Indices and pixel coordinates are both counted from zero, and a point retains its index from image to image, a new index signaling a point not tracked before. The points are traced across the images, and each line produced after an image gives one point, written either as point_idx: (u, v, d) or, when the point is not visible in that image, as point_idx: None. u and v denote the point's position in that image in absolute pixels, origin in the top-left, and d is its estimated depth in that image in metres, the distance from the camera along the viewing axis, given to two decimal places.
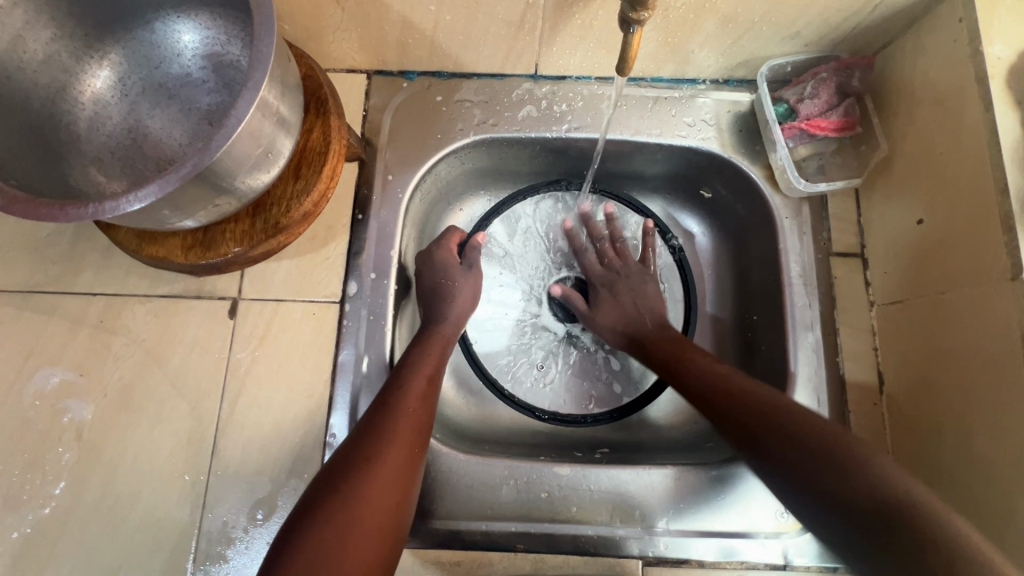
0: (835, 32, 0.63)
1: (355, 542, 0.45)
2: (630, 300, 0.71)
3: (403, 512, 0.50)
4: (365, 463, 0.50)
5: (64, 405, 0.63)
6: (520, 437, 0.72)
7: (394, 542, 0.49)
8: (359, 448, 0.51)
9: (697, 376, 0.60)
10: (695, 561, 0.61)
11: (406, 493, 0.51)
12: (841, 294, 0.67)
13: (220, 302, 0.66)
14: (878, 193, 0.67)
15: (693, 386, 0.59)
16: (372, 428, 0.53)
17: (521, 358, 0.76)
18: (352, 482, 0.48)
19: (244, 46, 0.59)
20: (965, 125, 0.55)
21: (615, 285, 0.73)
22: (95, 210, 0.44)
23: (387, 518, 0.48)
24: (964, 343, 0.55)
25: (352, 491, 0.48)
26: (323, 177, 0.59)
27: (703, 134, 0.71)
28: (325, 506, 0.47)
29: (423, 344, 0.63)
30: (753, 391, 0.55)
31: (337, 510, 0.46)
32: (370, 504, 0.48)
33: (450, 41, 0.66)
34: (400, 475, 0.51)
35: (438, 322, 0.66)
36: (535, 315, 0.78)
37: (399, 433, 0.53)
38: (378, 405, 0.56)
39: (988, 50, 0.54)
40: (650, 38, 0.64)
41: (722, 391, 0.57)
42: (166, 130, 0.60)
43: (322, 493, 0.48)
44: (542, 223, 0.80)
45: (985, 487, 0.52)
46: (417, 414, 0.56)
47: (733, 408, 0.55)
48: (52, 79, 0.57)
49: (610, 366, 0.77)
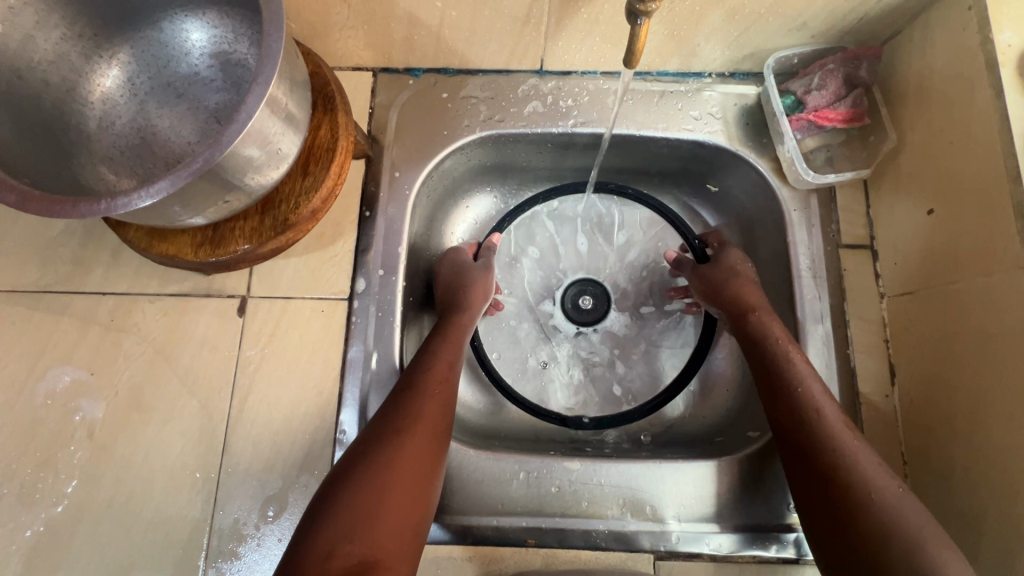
0: (842, 22, 0.63)
1: (386, 514, 0.47)
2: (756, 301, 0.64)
3: (433, 486, 0.51)
4: (392, 437, 0.51)
5: (75, 404, 0.64)
6: (529, 433, 0.72)
7: (425, 515, 0.50)
8: (385, 425, 0.52)
9: (797, 395, 0.56)
10: (708, 555, 0.61)
11: (434, 466, 0.52)
12: (851, 286, 0.66)
13: (229, 300, 0.66)
14: (888, 185, 0.66)
15: (786, 400, 0.56)
16: (398, 404, 0.54)
17: (530, 358, 0.76)
18: (378, 456, 0.49)
19: (252, 44, 0.59)
20: (976, 113, 0.55)
21: (728, 282, 0.67)
22: (107, 206, 0.44)
23: (414, 489, 0.49)
24: (979, 333, 0.54)
25: (379, 464, 0.49)
26: (331, 173, 0.59)
27: (710, 127, 0.70)
28: (354, 477, 0.48)
29: (442, 331, 0.64)
30: (853, 441, 0.52)
31: (366, 483, 0.48)
32: (397, 477, 0.49)
33: (456, 36, 0.66)
34: (427, 447, 0.52)
35: (458, 309, 0.67)
36: (549, 314, 0.78)
37: (423, 411, 0.54)
38: (403, 382, 0.57)
39: (998, 38, 0.53)
40: (656, 31, 0.64)
41: (811, 422, 0.54)
42: (175, 129, 0.61)
43: (350, 464, 0.49)
44: (558, 225, 0.81)
45: (1000, 478, 0.51)
46: (441, 393, 0.56)
47: (818, 441, 0.53)
48: (63, 79, 0.57)
49: (613, 371, 0.76)
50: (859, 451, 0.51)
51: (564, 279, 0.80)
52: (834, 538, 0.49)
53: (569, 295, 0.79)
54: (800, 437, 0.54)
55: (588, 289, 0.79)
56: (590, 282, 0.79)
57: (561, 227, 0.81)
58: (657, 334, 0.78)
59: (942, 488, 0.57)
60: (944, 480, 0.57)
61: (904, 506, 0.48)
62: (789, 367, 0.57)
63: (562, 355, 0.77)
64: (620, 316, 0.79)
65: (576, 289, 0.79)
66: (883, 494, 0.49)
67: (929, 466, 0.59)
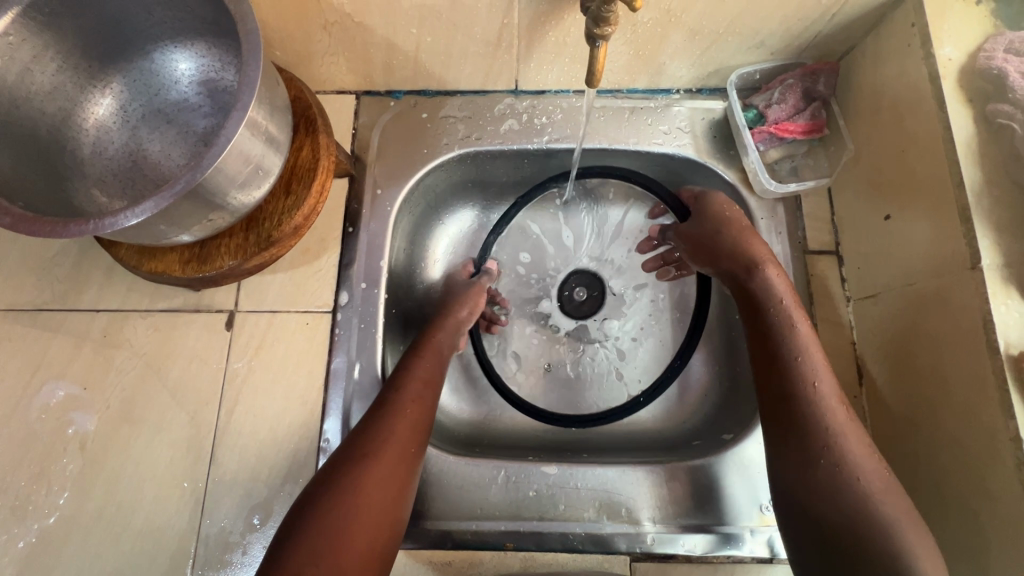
0: (798, 40, 0.66)
1: (352, 536, 0.49)
2: (760, 258, 0.62)
3: (402, 504, 0.54)
4: (360, 459, 0.53)
5: (69, 418, 0.66)
6: (516, 441, 0.73)
7: (394, 532, 0.53)
8: (355, 447, 0.54)
9: (786, 360, 0.56)
10: (683, 556, 0.62)
11: (406, 487, 0.55)
12: (818, 290, 0.68)
13: (217, 315, 0.69)
14: (849, 192, 0.69)
15: (778, 368, 0.56)
16: (369, 426, 0.56)
17: (528, 362, 0.79)
18: (346, 481, 0.51)
19: (236, 72, 0.63)
20: (922, 123, 0.58)
21: (730, 241, 0.64)
22: (95, 226, 0.47)
23: (381, 512, 0.52)
24: (933, 333, 0.56)
25: (346, 490, 0.51)
26: (312, 193, 0.62)
27: (679, 141, 0.73)
28: (321, 501, 0.50)
29: (419, 347, 0.66)
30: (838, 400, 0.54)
31: (333, 506, 0.50)
32: (364, 500, 0.51)
33: (432, 60, 0.69)
34: (395, 470, 0.54)
35: (434, 328, 0.68)
36: (547, 315, 0.81)
37: (394, 431, 0.56)
38: (379, 403, 0.59)
39: (939, 52, 0.57)
40: (622, 52, 0.67)
41: (799, 395, 0.54)
42: (164, 152, 0.64)
43: (318, 491, 0.51)
44: (545, 228, 0.84)
45: (958, 471, 0.53)
46: (413, 413, 0.58)
47: (806, 418, 0.53)
48: (59, 108, 0.60)
49: (614, 356, 0.79)
50: (847, 432, 0.52)
51: (557, 278, 0.82)
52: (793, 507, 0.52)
53: (564, 291, 0.82)
54: (787, 416, 0.54)
55: (582, 282, 0.82)
56: (586, 274, 0.82)
57: (547, 224, 0.84)
58: (652, 313, 0.80)
59: (910, 486, 0.58)
60: (910, 477, 0.58)
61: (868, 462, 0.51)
62: (789, 343, 0.57)
63: (561, 353, 0.79)
64: (615, 305, 0.81)
65: (571, 283, 0.82)
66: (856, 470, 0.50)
67: (896, 464, 0.60)
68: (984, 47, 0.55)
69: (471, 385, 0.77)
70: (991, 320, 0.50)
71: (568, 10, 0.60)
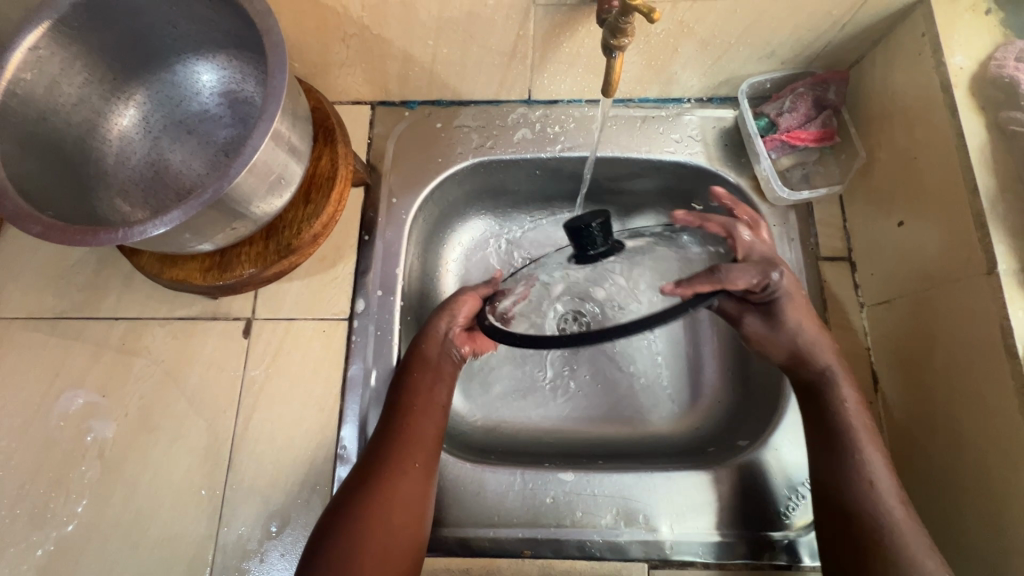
0: (808, 50, 0.67)
1: (365, 560, 0.51)
2: (823, 358, 0.61)
3: (422, 519, 0.56)
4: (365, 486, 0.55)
5: (87, 425, 0.66)
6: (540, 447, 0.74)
7: (418, 540, 0.55)
8: (360, 473, 0.57)
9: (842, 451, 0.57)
10: (701, 564, 0.62)
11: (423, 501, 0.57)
12: (832, 295, 0.69)
13: (234, 323, 0.69)
14: (860, 198, 0.69)
15: (830, 458, 0.57)
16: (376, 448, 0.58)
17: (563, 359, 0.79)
18: (357, 508, 0.54)
19: (257, 83, 0.64)
20: (935, 131, 0.58)
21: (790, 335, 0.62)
22: (123, 234, 0.48)
23: (395, 533, 0.54)
24: (945, 338, 0.57)
25: (358, 516, 0.53)
26: (332, 201, 0.63)
27: (691, 149, 0.74)
28: (336, 527, 0.53)
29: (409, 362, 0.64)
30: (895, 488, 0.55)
31: (349, 531, 0.52)
32: (377, 524, 0.53)
33: (448, 71, 0.71)
34: (406, 489, 0.56)
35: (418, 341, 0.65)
36: None
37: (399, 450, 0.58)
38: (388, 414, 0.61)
39: (950, 61, 0.58)
40: (635, 62, 0.68)
41: (849, 484, 0.56)
42: (186, 162, 0.65)
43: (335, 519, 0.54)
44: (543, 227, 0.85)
45: (976, 478, 0.53)
46: (418, 430, 0.60)
47: (856, 509, 0.55)
48: (84, 120, 0.61)
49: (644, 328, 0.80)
50: (903, 526, 0.53)
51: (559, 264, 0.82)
52: (829, 531, 0.56)
53: None
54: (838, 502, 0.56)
55: None
56: None
57: (541, 223, 0.85)
58: None
59: (928, 490, 0.58)
60: (929, 481, 0.58)
61: (912, 521, 0.53)
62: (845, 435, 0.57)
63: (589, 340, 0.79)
64: None
65: None
66: (909, 546, 0.52)
67: (912, 468, 0.60)
68: (995, 55, 0.56)
69: (485, 393, 0.77)
70: (1009, 324, 0.50)
71: (584, 21, 0.61)
